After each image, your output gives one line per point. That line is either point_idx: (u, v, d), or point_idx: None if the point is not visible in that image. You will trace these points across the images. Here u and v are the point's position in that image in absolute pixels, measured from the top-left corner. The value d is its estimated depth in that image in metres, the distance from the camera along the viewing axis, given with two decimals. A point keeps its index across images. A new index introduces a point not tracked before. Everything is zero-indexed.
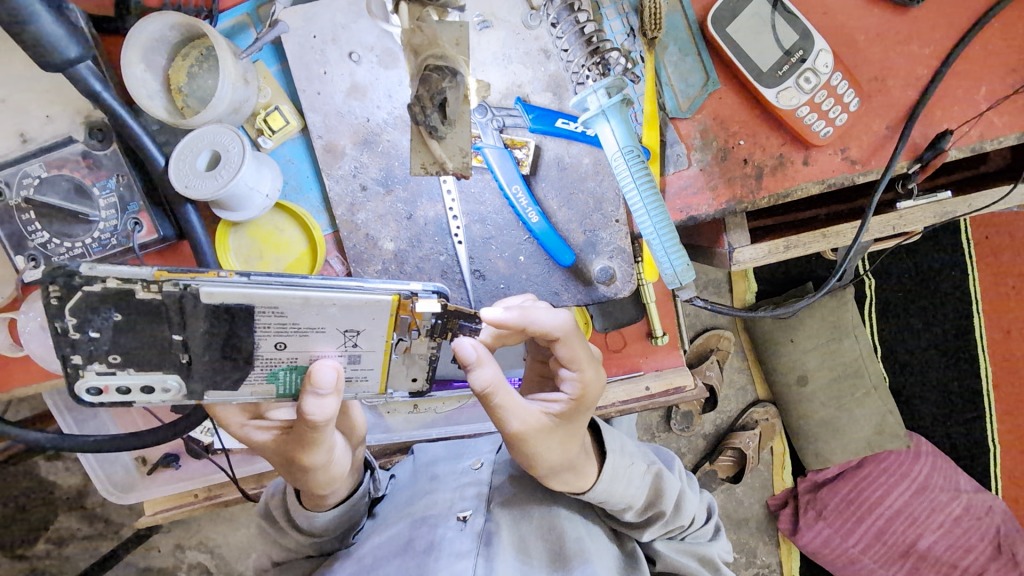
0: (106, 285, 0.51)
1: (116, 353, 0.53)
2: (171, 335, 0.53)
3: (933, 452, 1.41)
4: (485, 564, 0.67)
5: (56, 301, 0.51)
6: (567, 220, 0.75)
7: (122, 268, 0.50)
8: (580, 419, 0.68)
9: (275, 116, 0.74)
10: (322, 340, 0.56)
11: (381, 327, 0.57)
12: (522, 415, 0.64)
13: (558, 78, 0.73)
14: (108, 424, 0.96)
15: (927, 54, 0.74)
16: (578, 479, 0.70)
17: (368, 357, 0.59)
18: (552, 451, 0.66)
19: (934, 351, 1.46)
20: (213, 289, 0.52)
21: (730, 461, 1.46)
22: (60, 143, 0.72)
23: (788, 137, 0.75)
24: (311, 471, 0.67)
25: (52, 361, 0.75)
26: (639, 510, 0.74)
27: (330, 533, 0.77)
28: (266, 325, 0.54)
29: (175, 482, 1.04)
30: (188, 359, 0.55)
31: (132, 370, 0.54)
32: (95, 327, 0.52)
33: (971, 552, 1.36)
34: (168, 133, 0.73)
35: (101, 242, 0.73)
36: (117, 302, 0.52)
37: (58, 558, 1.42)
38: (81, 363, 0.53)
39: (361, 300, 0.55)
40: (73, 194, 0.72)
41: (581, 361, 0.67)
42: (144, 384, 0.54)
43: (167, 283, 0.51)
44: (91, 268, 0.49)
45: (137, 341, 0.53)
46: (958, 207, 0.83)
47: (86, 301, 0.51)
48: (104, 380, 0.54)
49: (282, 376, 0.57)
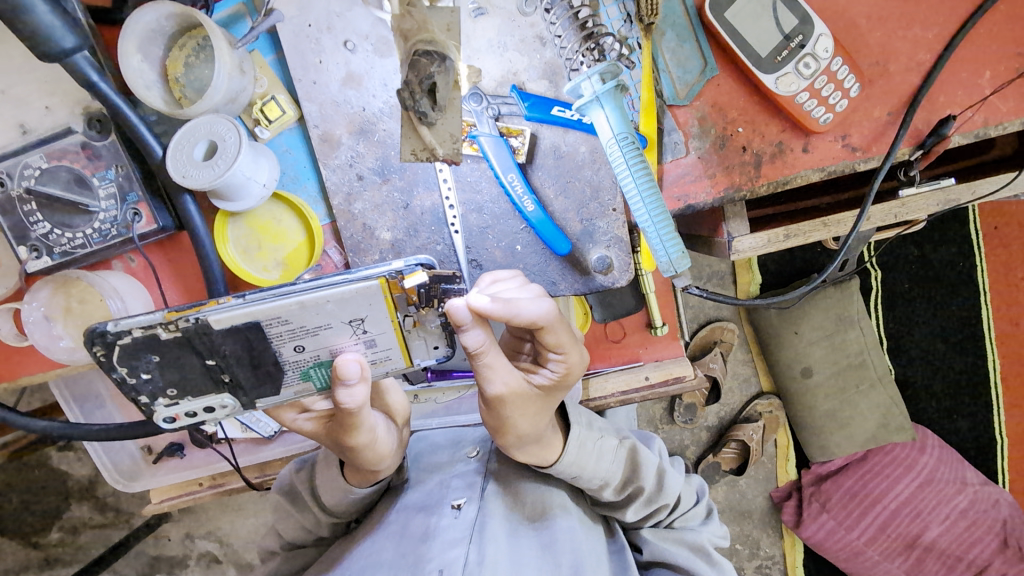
0: (135, 335, 0.52)
1: (172, 388, 0.55)
2: (205, 353, 0.54)
3: (939, 444, 1.40)
4: (476, 551, 0.67)
5: (103, 357, 0.53)
6: (564, 209, 0.75)
7: (139, 320, 0.52)
8: (557, 395, 0.68)
9: (271, 105, 0.74)
10: (334, 334, 0.56)
11: (380, 312, 0.56)
12: (504, 380, 0.62)
13: (553, 65, 0.72)
14: (115, 413, 0.99)
15: (931, 37, 0.73)
16: (542, 451, 0.71)
17: (382, 337, 0.57)
18: (525, 420, 0.66)
19: (940, 342, 1.45)
20: (216, 317, 0.52)
21: (734, 453, 1.47)
22: (59, 134, 0.73)
23: (788, 124, 0.74)
24: (360, 451, 0.68)
25: (53, 352, 0.75)
26: (617, 488, 0.75)
27: (349, 514, 0.80)
28: (278, 335, 0.54)
29: (180, 471, 1.05)
30: (234, 374, 0.55)
31: (190, 397, 0.56)
32: (144, 371, 0.54)
33: (977, 544, 1.35)
34: (166, 124, 0.74)
35: (100, 233, 0.74)
36: (148, 348, 0.53)
37: (72, 546, 1.45)
38: (147, 399, 0.56)
39: (349, 288, 0.53)
40: (73, 185, 0.73)
41: (565, 345, 0.64)
42: (204, 406, 0.57)
43: (180, 320, 0.52)
44: (115, 325, 0.51)
45: (178, 365, 0.54)
46: (962, 195, 0.81)
47: (130, 349, 0.53)
48: (173, 411, 0.57)
49: (314, 373, 0.57)
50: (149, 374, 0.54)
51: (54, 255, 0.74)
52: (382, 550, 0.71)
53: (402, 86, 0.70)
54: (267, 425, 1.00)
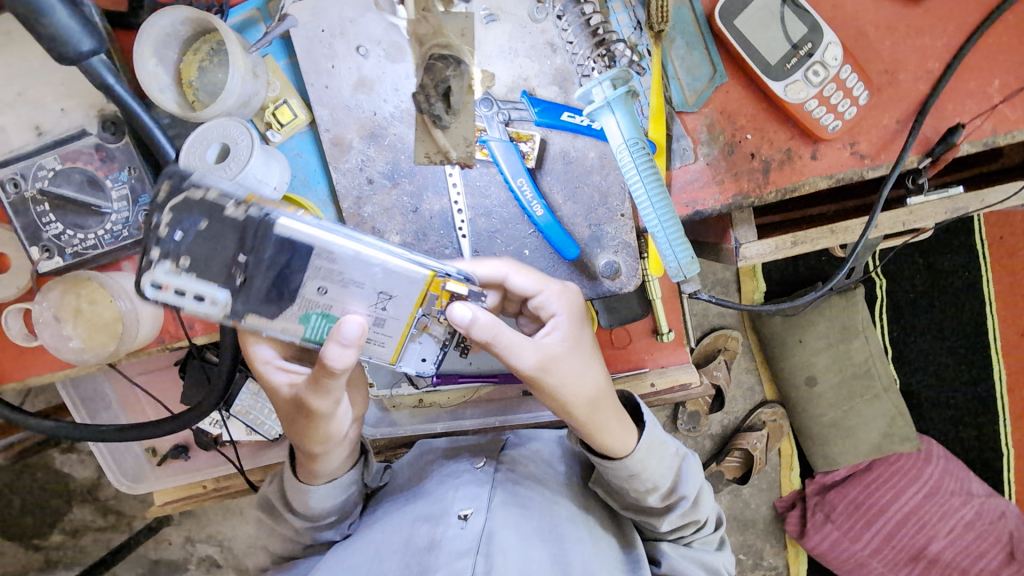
0: (203, 195, 0.54)
1: (186, 256, 0.54)
2: (242, 245, 0.55)
3: (945, 455, 1.39)
4: (484, 563, 0.68)
5: (160, 195, 0.53)
6: (572, 214, 0.75)
7: (222, 189, 0.54)
8: (581, 333, 0.71)
9: (284, 109, 0.75)
10: (357, 297, 0.58)
11: (411, 297, 0.60)
12: (535, 350, 0.65)
13: (563, 71, 0.73)
14: (121, 415, 1.00)
15: (939, 47, 0.73)
16: (615, 414, 0.71)
17: (390, 326, 0.61)
18: (579, 383, 0.68)
19: (946, 352, 1.44)
20: (284, 221, 0.54)
21: (738, 462, 1.46)
22: (75, 135, 0.73)
23: (796, 131, 0.75)
24: (316, 420, 0.65)
25: (63, 352, 0.76)
26: (663, 495, 0.76)
27: (326, 519, 0.79)
28: (315, 268, 0.56)
29: (185, 474, 1.05)
30: (252, 281, 0.56)
31: (193, 276, 0.55)
32: (180, 229, 0.54)
33: (984, 556, 1.35)
34: (179, 126, 0.74)
35: (113, 234, 0.74)
36: (201, 208, 0.54)
37: (72, 549, 1.45)
38: (151, 257, 0.53)
39: (402, 269, 0.59)
40: (86, 186, 0.74)
41: (542, 285, 0.69)
42: (196, 293, 0.55)
43: (253, 207, 0.55)
44: (199, 176, 0.54)
45: (209, 251, 0.54)
46: (971, 203, 0.81)
47: (185, 203, 0.54)
48: (167, 279, 0.54)
49: (314, 320, 0.58)
50: (183, 237, 0.54)
51: (66, 256, 0.74)
52: (387, 561, 0.72)
53: (418, 90, 0.73)
54: (271, 428, 0.98)
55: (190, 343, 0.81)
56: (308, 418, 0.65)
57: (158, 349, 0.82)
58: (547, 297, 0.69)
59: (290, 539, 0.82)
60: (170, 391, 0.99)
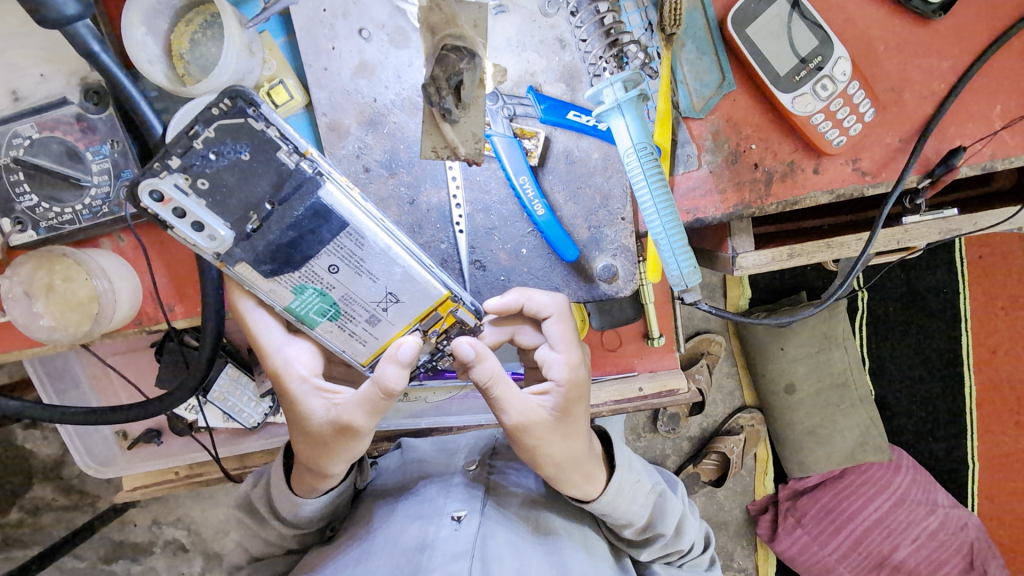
0: (266, 131, 0.58)
1: (206, 180, 0.58)
2: (274, 192, 0.59)
3: (914, 466, 1.43)
4: (480, 565, 0.72)
5: (217, 110, 0.57)
6: (572, 214, 0.74)
7: (285, 136, 0.58)
8: (575, 410, 0.69)
9: (279, 89, 0.72)
10: (367, 288, 0.62)
11: (415, 309, 0.63)
12: (521, 410, 0.64)
13: (572, 69, 0.71)
14: (91, 397, 0.96)
15: (946, 69, 0.73)
16: (586, 479, 0.71)
17: (380, 330, 0.64)
18: (554, 445, 0.67)
19: (920, 366, 1.47)
20: (331, 189, 0.59)
21: (713, 465, 1.47)
22: (54, 104, 0.70)
23: (801, 144, 0.74)
24: (354, 440, 0.65)
25: (33, 331, 0.72)
26: (638, 529, 0.76)
27: (311, 526, 0.79)
28: (338, 245, 0.60)
29: (156, 459, 1.03)
30: (263, 230, 0.59)
31: (203, 202, 0.58)
32: (219, 151, 0.58)
33: (944, 566, 1.38)
34: (167, 100, 0.72)
35: (91, 209, 0.71)
36: (250, 139, 0.58)
37: (32, 527, 1.41)
38: (170, 166, 0.57)
39: (421, 280, 0.62)
40: (65, 158, 0.70)
41: (567, 343, 0.70)
42: (197, 220, 0.58)
43: (306, 162, 0.59)
44: (270, 112, 0.58)
45: (238, 185, 0.58)
46: (964, 225, 0.82)
47: (239, 128, 0.58)
48: (173, 194, 0.57)
49: (308, 293, 0.62)
50: (222, 159, 0.58)
51: (40, 230, 0.72)
52: (376, 559, 0.74)
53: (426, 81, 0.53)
54: (250, 417, 0.95)
55: (170, 327, 0.78)
56: (343, 441, 0.64)
57: (135, 331, 0.79)
58: (553, 360, 0.70)
59: (268, 534, 0.80)
60: (145, 374, 0.96)
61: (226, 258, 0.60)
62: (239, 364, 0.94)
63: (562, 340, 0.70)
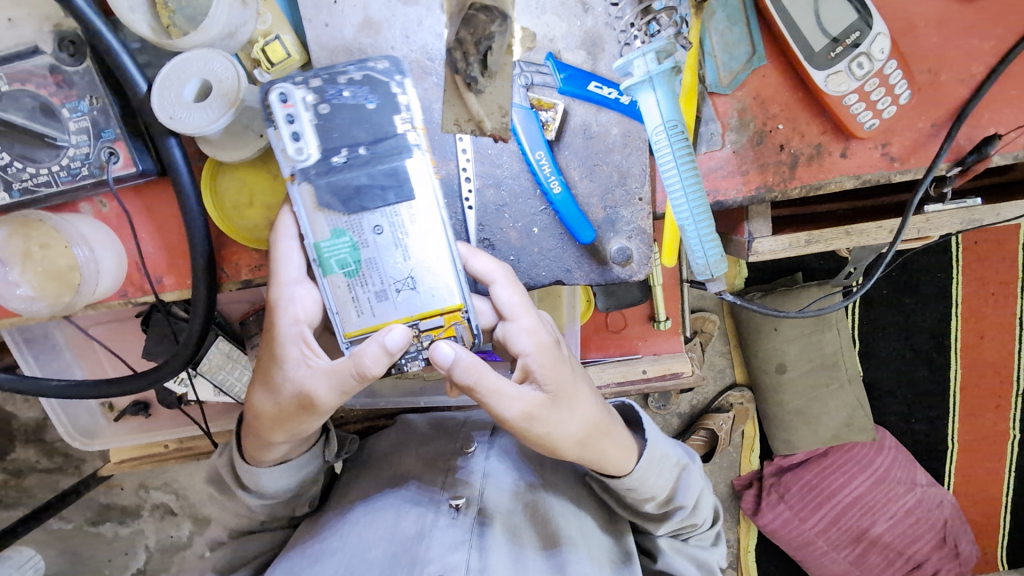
0: (404, 95, 0.60)
1: (326, 108, 0.59)
2: (372, 141, 0.59)
3: (896, 447, 1.45)
4: (477, 557, 0.71)
5: (381, 67, 0.61)
6: (588, 192, 0.70)
7: (409, 105, 0.60)
8: (570, 382, 0.61)
9: (275, 46, 0.65)
10: (394, 261, 0.57)
11: (426, 304, 0.57)
12: (520, 398, 0.58)
13: (594, 35, 0.66)
14: (75, 366, 0.92)
15: (986, 49, 0.69)
16: (612, 445, 0.67)
17: (381, 309, 0.58)
18: (569, 424, 0.61)
19: (911, 350, 1.48)
20: (419, 159, 0.58)
21: (702, 440, 1.43)
22: (24, 53, 0.63)
23: (830, 126, 0.71)
24: (308, 415, 0.60)
25: (8, 300, 0.69)
26: (660, 502, 0.75)
27: (279, 496, 0.74)
28: (395, 211, 0.58)
29: (144, 431, 1.00)
30: (340, 166, 0.58)
31: (311, 123, 0.59)
32: (352, 93, 0.60)
33: (919, 542, 1.41)
34: (150, 53, 0.66)
35: (70, 171, 0.66)
36: (383, 96, 0.60)
37: (15, 490, 1.38)
38: (308, 84, 0.59)
39: (449, 273, 0.58)
40: (39, 114, 0.65)
41: (517, 308, 0.59)
42: (295, 132, 0.58)
43: (413, 134, 0.59)
44: (408, 86, 0.60)
45: (348, 125, 0.59)
46: (987, 215, 0.79)
47: (381, 84, 0.60)
48: (292, 103, 0.58)
49: (343, 240, 0.58)
50: (351, 99, 0.60)
51: (15, 192, 0.66)
52: (373, 548, 0.72)
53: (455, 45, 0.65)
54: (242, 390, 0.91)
55: (159, 300, 0.73)
56: (298, 408, 0.59)
57: (120, 304, 0.73)
58: (516, 330, 0.59)
59: (239, 507, 0.77)
60: (131, 344, 0.92)
61: (301, 175, 0.58)
62: (230, 338, 0.90)
63: (517, 307, 0.59)
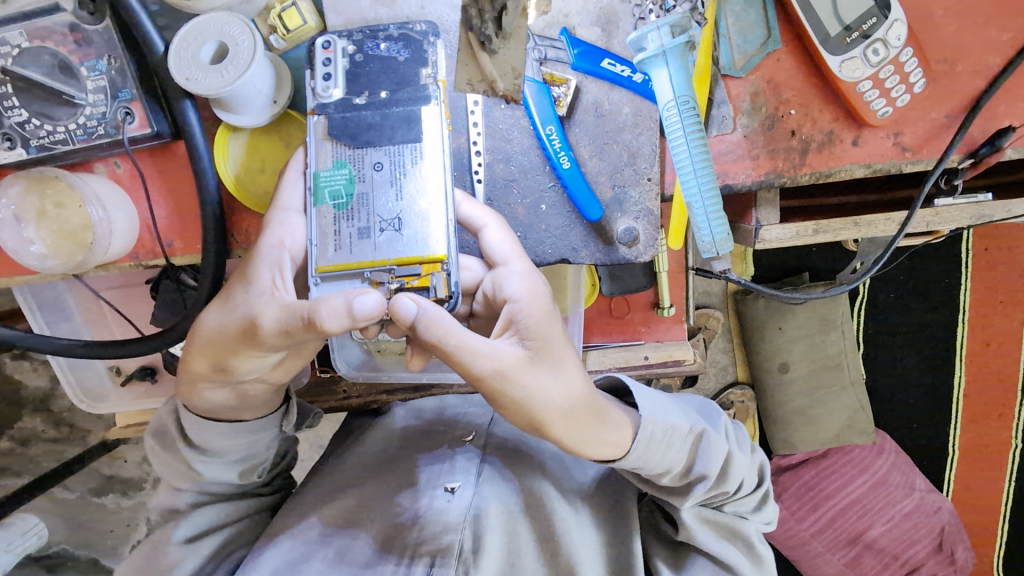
0: (436, 55, 0.63)
1: (359, 56, 0.62)
2: (394, 88, 0.62)
3: (896, 450, 1.45)
4: (472, 540, 0.71)
5: (418, 29, 0.63)
6: (597, 170, 0.70)
7: (438, 63, 0.62)
8: (549, 345, 0.60)
9: (291, 12, 0.66)
10: (383, 199, 0.59)
11: (407, 247, 0.58)
12: (491, 355, 0.57)
13: (609, 12, 0.67)
14: (83, 331, 0.93)
15: (1005, 41, 0.69)
16: (601, 425, 0.65)
17: (359, 247, 0.59)
18: (547, 391, 0.60)
19: (914, 355, 1.47)
20: (434, 108, 0.61)
21: None
22: (46, 10, 0.64)
23: (843, 113, 0.70)
24: (241, 350, 0.60)
25: (22, 256, 0.71)
26: (677, 475, 0.72)
27: (227, 456, 0.72)
28: (398, 151, 0.60)
29: (146, 398, 1.00)
30: (357, 106, 0.61)
31: (343, 68, 0.62)
32: (387, 46, 0.63)
33: (914, 546, 1.40)
34: (168, 16, 0.67)
35: (86, 130, 0.67)
36: (415, 51, 0.62)
37: (22, 457, 1.40)
38: (350, 35, 0.63)
39: (437, 217, 0.59)
40: (57, 72, 0.66)
41: (507, 250, 0.63)
42: (328, 72, 0.62)
43: (437, 87, 0.62)
44: (439, 47, 0.63)
45: (376, 74, 0.62)
46: (998, 211, 0.79)
47: (416, 41, 0.62)
48: (331, 50, 0.62)
49: (340, 171, 0.61)
50: (385, 52, 0.63)
51: (31, 149, 0.67)
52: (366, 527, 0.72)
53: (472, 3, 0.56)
54: None
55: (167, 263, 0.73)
56: (235, 337, 0.60)
57: (131, 266, 0.74)
58: (506, 274, 0.62)
59: (180, 466, 0.72)
60: (140, 311, 0.93)
61: (320, 109, 0.62)
62: None
63: (507, 253, 0.62)
